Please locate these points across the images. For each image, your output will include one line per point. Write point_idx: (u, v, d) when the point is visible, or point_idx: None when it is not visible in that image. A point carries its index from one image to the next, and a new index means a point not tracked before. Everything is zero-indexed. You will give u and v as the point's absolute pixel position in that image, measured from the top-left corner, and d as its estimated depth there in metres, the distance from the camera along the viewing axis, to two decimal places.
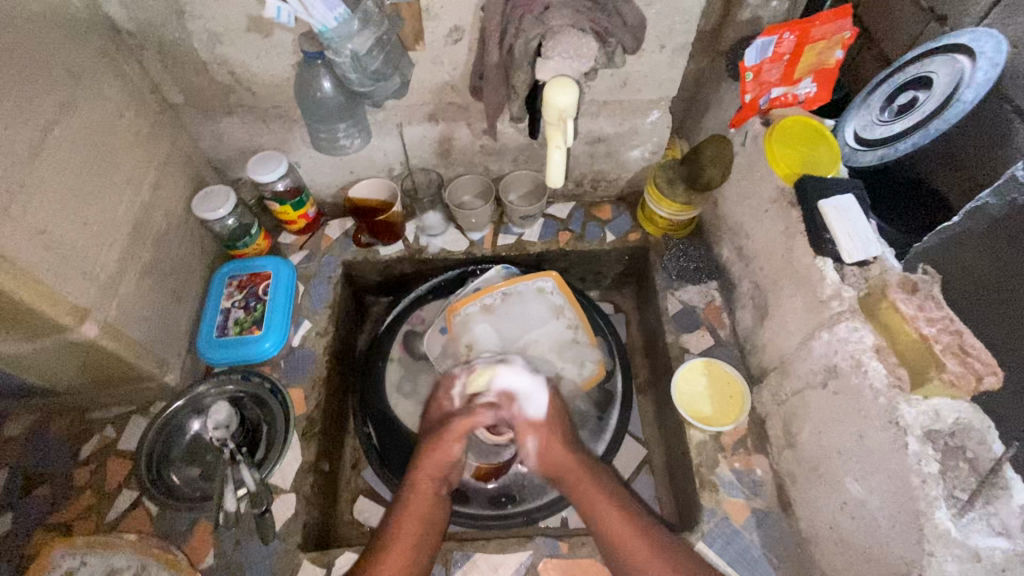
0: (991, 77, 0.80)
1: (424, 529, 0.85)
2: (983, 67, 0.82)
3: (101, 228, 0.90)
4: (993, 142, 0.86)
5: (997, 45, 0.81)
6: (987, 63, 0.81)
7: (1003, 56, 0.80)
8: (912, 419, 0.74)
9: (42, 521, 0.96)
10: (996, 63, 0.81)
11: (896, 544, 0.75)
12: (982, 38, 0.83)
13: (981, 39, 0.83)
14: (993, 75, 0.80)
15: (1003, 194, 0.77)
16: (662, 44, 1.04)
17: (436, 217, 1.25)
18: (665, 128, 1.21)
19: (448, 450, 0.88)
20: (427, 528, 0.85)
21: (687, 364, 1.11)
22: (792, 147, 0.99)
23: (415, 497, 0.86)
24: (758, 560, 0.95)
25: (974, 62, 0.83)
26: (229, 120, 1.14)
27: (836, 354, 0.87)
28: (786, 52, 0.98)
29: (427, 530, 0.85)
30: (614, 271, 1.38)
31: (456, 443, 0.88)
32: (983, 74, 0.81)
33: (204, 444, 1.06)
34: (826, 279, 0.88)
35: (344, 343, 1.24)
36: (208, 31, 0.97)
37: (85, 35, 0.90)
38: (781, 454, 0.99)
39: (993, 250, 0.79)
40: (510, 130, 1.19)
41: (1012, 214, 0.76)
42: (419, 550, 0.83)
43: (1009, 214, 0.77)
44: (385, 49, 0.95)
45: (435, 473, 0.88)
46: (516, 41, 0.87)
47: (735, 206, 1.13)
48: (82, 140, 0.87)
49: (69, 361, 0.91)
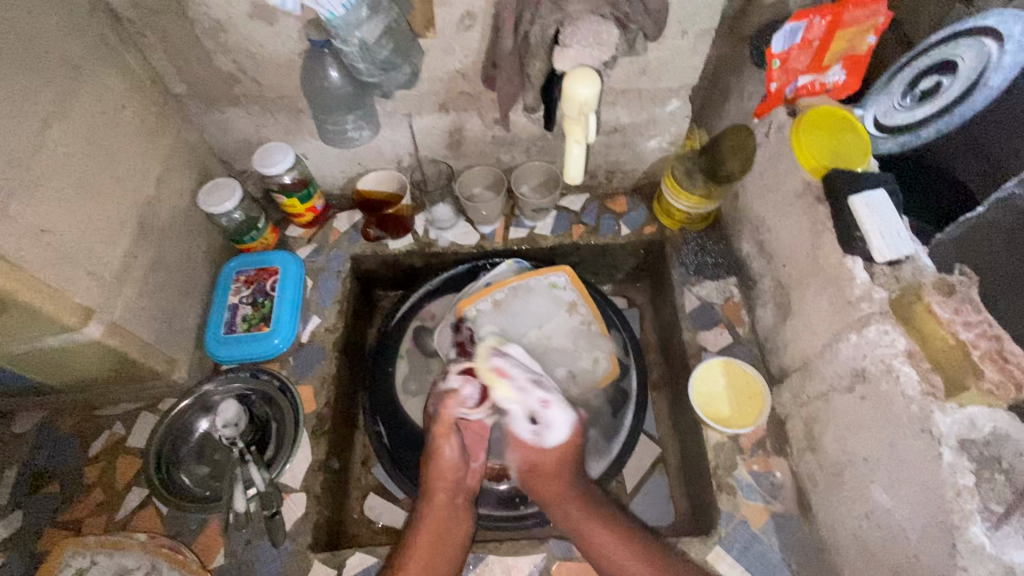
0: (1021, 60, 0.79)
1: (439, 542, 0.90)
2: (1011, 50, 0.80)
3: (105, 224, 0.87)
4: (1014, 122, 0.80)
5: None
6: (1015, 46, 0.80)
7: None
8: (947, 428, 0.71)
9: (53, 518, 0.95)
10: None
11: (926, 555, 0.72)
12: (1010, 21, 0.81)
13: (1009, 22, 0.81)
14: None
15: None
16: (684, 30, 0.99)
17: (446, 209, 1.21)
18: (684, 118, 1.17)
19: (443, 456, 0.97)
20: (442, 541, 0.90)
21: (705, 363, 1.08)
22: (820, 139, 0.95)
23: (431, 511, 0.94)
24: (778, 566, 0.92)
25: (1002, 46, 0.81)
26: (234, 111, 1.11)
27: (865, 358, 0.83)
28: (815, 38, 0.93)
29: (443, 542, 0.90)
30: (629, 265, 1.34)
31: (442, 443, 0.97)
32: (1011, 58, 0.80)
33: (213, 443, 1.04)
34: (856, 279, 0.85)
35: (353, 338, 1.22)
36: (211, 18, 0.93)
37: (84, 23, 0.86)
38: (802, 457, 0.97)
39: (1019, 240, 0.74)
40: (523, 120, 1.15)
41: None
42: (440, 559, 0.87)
43: None
44: (394, 37, 0.92)
45: (445, 482, 0.96)
46: (533, 28, 0.83)
47: (757, 200, 1.09)
48: (84, 134, 0.84)
49: (77, 361, 0.89)
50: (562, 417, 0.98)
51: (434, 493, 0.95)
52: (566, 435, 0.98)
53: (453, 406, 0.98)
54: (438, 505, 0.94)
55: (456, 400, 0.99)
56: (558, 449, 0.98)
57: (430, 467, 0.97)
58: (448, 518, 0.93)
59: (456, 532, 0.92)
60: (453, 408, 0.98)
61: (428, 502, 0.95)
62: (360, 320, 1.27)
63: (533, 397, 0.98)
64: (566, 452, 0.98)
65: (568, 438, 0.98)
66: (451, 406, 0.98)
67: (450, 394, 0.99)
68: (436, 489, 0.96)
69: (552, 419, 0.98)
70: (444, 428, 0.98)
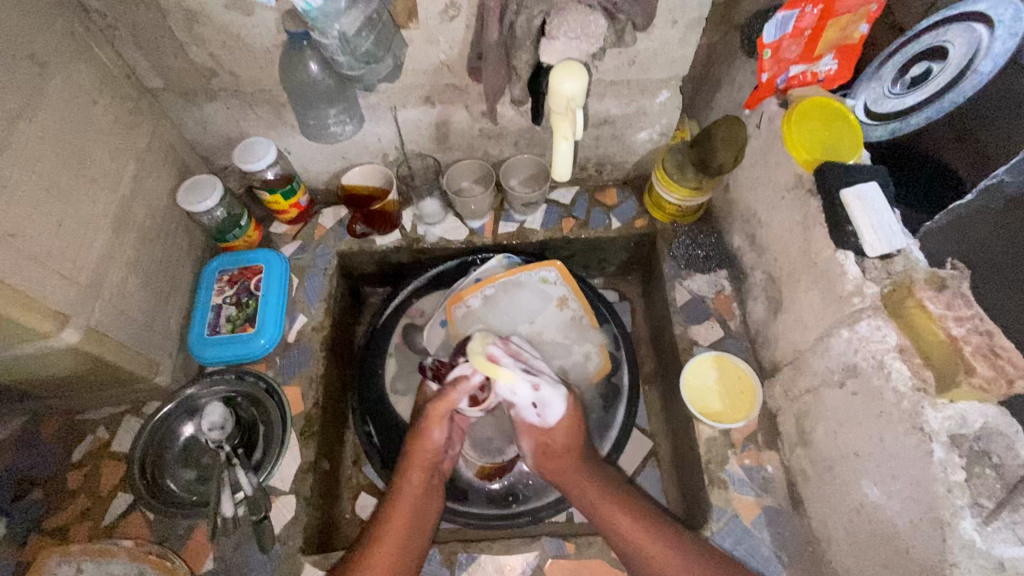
0: (1010, 48, 0.77)
1: (415, 525, 0.88)
2: (1001, 36, 0.78)
3: (78, 227, 0.85)
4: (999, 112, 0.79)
5: (1017, 12, 0.76)
6: (1005, 32, 0.77)
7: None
8: (937, 425, 0.71)
9: (36, 525, 0.93)
10: (1016, 32, 0.76)
11: (916, 550, 0.72)
12: (1001, 5, 0.79)
13: (1000, 6, 0.78)
14: (1013, 46, 0.76)
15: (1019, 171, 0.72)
16: (673, 19, 0.97)
17: (435, 204, 1.19)
18: (674, 109, 1.15)
19: (429, 435, 0.94)
20: (419, 522, 0.88)
21: (697, 357, 1.08)
22: (813, 130, 0.93)
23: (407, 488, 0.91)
24: (769, 560, 0.92)
25: (992, 32, 0.79)
26: (213, 105, 1.08)
27: (856, 353, 0.83)
28: (807, 27, 0.92)
29: (419, 525, 0.88)
30: (619, 259, 1.33)
31: (435, 425, 0.94)
32: (1001, 44, 0.78)
33: (200, 447, 1.02)
34: (847, 274, 0.84)
35: (341, 336, 1.20)
36: (184, 10, 0.90)
37: (49, 15, 0.83)
38: (793, 451, 0.97)
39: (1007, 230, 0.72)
40: (511, 113, 1.12)
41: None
42: (415, 543, 0.86)
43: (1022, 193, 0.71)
44: (375, 29, 0.89)
45: (425, 462, 0.93)
46: (518, 19, 0.81)
47: (749, 192, 1.08)
48: (55, 134, 0.82)
49: (53, 367, 0.87)
50: (555, 393, 0.94)
51: (410, 471, 0.92)
52: (564, 404, 0.95)
53: (464, 390, 0.94)
54: (415, 483, 0.91)
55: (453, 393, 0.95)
56: (560, 420, 0.95)
57: (411, 443, 0.94)
58: (424, 498, 0.91)
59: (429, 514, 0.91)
60: (460, 395, 0.94)
61: (403, 480, 0.91)
62: (348, 318, 1.25)
63: (528, 394, 0.94)
64: (569, 412, 0.96)
65: (567, 411, 0.96)
66: (463, 390, 0.93)
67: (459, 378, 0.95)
68: (413, 467, 0.93)
69: (544, 396, 0.94)
70: (441, 407, 0.93)
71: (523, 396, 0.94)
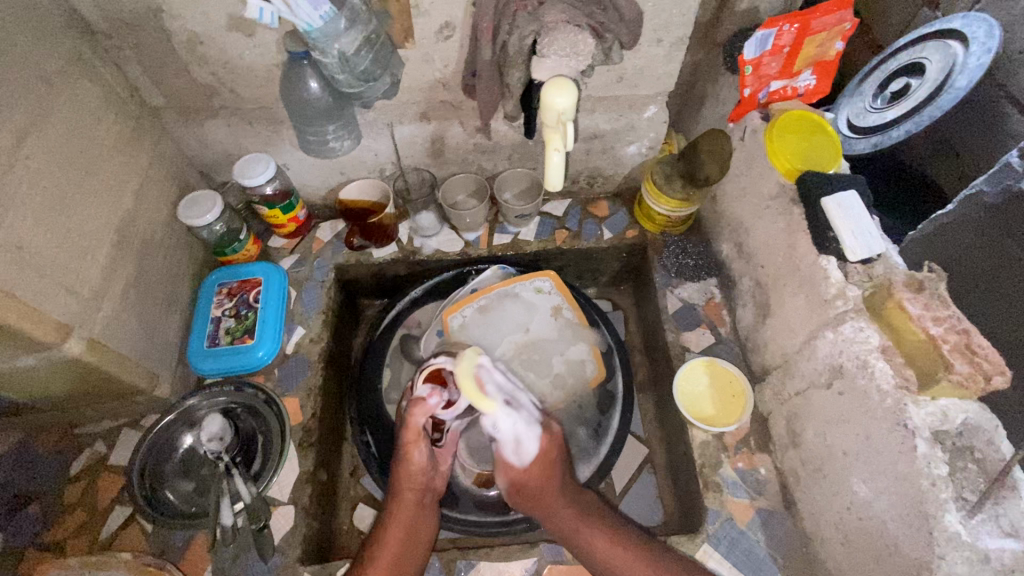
0: (983, 62, 0.81)
1: (407, 541, 0.89)
2: (976, 52, 0.83)
3: (82, 241, 0.87)
4: (981, 125, 0.88)
5: (989, 31, 0.82)
6: (979, 48, 0.82)
7: (995, 41, 0.81)
8: (920, 421, 0.74)
9: (34, 539, 0.94)
10: (989, 48, 0.81)
11: (905, 545, 0.74)
12: (974, 23, 0.84)
13: (972, 25, 0.84)
14: (986, 61, 0.81)
15: (999, 182, 0.77)
16: (658, 38, 1.01)
17: (430, 217, 1.24)
18: (662, 123, 1.19)
19: (416, 463, 0.91)
20: (412, 538, 0.90)
21: (688, 363, 1.10)
22: (795, 142, 0.97)
23: (398, 508, 0.91)
24: (764, 561, 0.94)
25: (966, 48, 0.84)
26: (214, 123, 1.10)
27: (840, 355, 0.85)
28: (786, 44, 0.97)
29: (412, 540, 0.90)
30: (612, 269, 1.36)
31: (412, 447, 0.91)
32: (975, 60, 0.82)
33: (198, 457, 1.04)
34: (830, 278, 0.87)
35: (339, 348, 1.22)
36: (187, 31, 0.93)
37: (57, 37, 0.86)
38: (785, 453, 0.99)
39: (988, 238, 0.79)
40: (504, 128, 1.16)
41: (1008, 202, 0.76)
42: (411, 558, 0.88)
43: (1001, 202, 0.77)
44: (373, 48, 0.92)
45: (416, 482, 0.92)
46: (510, 38, 0.84)
47: (735, 202, 1.11)
48: (60, 150, 0.84)
49: (52, 379, 0.88)
50: (531, 427, 0.88)
51: (402, 494, 0.92)
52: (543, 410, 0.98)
53: (423, 413, 0.88)
54: (407, 503, 0.92)
55: (423, 408, 0.89)
56: (536, 459, 0.89)
57: (401, 466, 0.93)
58: (416, 515, 0.92)
59: (421, 531, 0.92)
60: (419, 415, 0.88)
61: (395, 501, 0.92)
62: (345, 330, 1.27)
63: (506, 429, 0.86)
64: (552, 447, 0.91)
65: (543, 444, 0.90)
66: (421, 412, 0.88)
67: (417, 399, 0.89)
68: (403, 491, 0.92)
69: (522, 431, 0.87)
70: (412, 434, 0.90)
71: (502, 429, 0.87)
